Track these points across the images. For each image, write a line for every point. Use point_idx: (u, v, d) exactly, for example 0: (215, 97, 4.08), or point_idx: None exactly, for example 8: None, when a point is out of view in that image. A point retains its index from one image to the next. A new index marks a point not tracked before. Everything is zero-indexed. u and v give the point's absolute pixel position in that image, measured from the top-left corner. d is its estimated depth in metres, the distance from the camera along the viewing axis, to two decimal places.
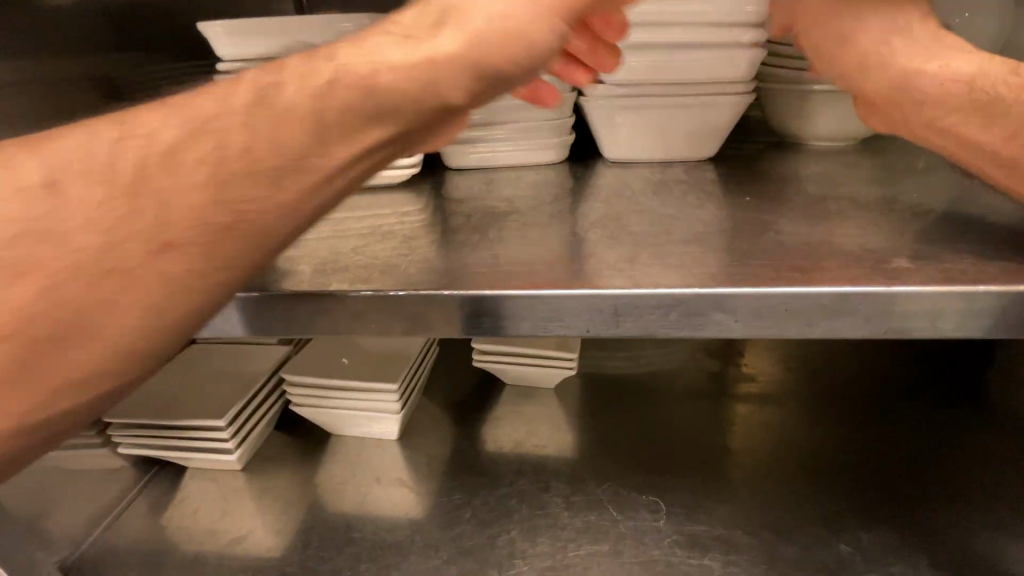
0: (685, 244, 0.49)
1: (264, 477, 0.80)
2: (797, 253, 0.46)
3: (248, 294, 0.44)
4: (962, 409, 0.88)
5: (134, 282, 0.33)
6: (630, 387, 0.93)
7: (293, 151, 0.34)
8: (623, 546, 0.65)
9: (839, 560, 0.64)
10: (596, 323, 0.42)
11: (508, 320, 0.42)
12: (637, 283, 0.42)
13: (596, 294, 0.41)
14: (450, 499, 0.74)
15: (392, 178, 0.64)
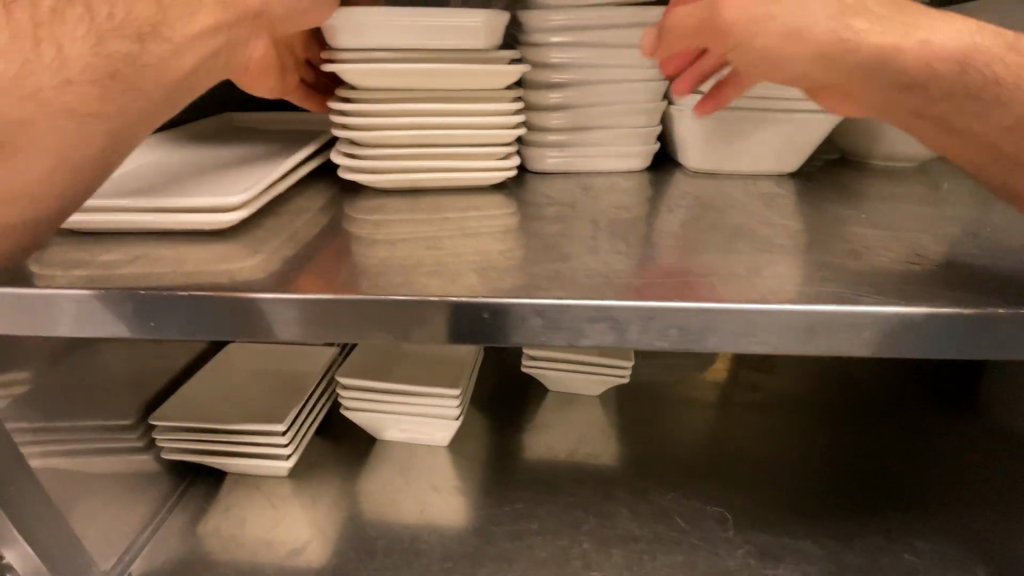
0: (804, 261, 0.49)
1: (313, 484, 0.77)
2: (917, 273, 0.47)
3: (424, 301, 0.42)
4: (966, 422, 0.89)
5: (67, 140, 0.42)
6: (649, 396, 0.93)
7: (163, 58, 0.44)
8: (697, 557, 0.66)
9: (904, 568, 0.65)
10: (787, 340, 0.42)
11: (700, 335, 0.42)
12: (782, 299, 0.42)
13: (797, 310, 0.41)
14: (512, 508, 0.73)
15: (478, 180, 0.62)
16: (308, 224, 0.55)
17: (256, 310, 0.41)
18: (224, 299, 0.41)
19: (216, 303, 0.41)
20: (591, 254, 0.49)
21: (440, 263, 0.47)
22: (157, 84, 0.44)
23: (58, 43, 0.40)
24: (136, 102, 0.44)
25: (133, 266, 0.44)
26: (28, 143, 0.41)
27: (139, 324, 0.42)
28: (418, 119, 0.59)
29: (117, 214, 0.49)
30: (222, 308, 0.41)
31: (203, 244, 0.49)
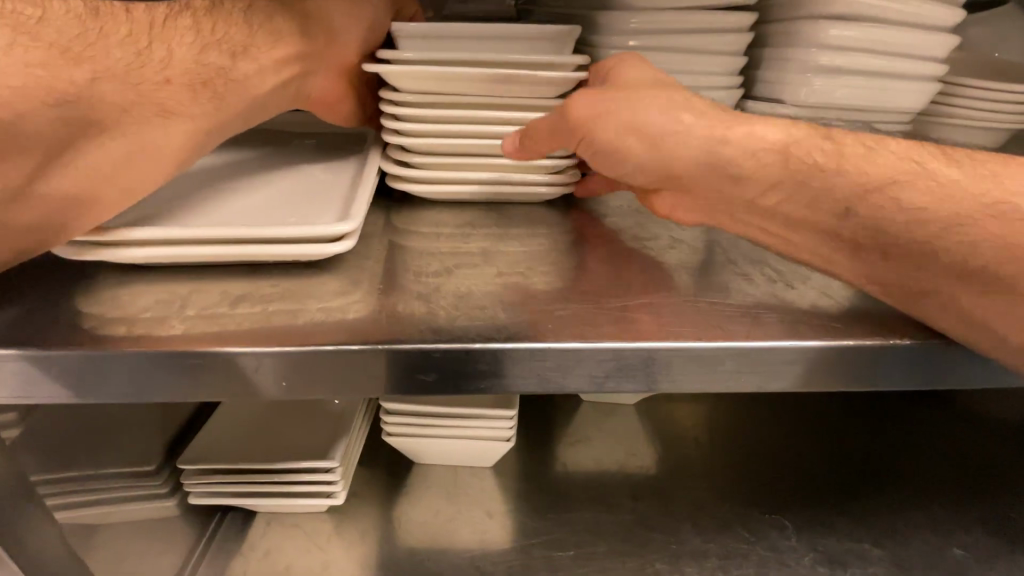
0: None
1: (355, 516, 0.71)
2: None
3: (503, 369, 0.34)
4: (962, 415, 0.87)
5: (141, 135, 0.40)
6: (657, 397, 0.90)
7: (258, 80, 0.48)
8: (768, 569, 0.66)
9: (958, 564, 0.66)
10: (924, 372, 0.41)
11: None
12: (919, 326, 0.41)
13: (937, 341, 0.40)
14: (574, 529, 0.70)
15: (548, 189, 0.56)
16: (376, 234, 0.47)
17: (264, 366, 0.31)
18: (196, 358, 0.31)
19: (192, 365, 0.31)
20: (719, 260, 0.43)
21: (555, 279, 0.38)
22: (240, 98, 0.47)
23: (168, 46, 0.42)
24: (220, 113, 0.45)
25: (215, 314, 0.33)
26: (123, 128, 0.39)
27: (112, 391, 0.31)
28: (476, 130, 0.52)
29: (170, 245, 0.37)
30: (191, 364, 0.31)
31: (301, 279, 0.37)
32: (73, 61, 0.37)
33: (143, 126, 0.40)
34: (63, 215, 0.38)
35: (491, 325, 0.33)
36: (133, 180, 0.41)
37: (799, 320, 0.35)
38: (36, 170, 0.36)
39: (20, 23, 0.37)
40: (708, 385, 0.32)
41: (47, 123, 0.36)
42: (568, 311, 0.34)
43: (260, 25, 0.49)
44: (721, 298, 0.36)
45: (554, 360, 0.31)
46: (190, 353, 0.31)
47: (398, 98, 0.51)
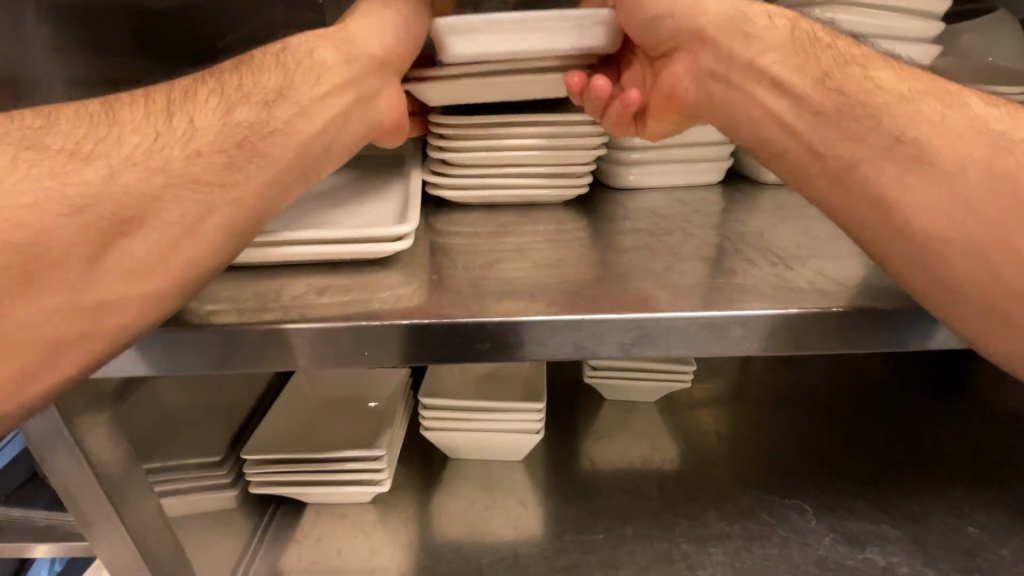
0: None
1: (397, 507, 0.76)
2: None
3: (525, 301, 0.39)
4: (979, 407, 0.90)
5: (164, 216, 0.37)
6: (676, 397, 0.94)
7: (290, 122, 0.43)
8: (789, 549, 0.69)
9: (974, 541, 0.69)
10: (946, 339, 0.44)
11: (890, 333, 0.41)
12: None
13: None
14: (602, 516, 0.74)
15: (566, 194, 0.62)
16: (422, 237, 0.53)
17: (340, 339, 0.38)
18: (307, 330, 0.37)
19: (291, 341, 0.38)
20: (731, 248, 0.48)
21: (581, 272, 0.44)
22: (284, 148, 0.42)
23: (192, 118, 0.41)
24: (261, 167, 0.41)
25: (308, 301, 0.40)
26: (154, 216, 0.37)
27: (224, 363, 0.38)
28: (514, 143, 0.58)
29: (256, 249, 0.43)
30: (302, 339, 0.38)
31: (368, 274, 0.44)
32: (84, 161, 0.37)
33: (168, 206, 0.38)
34: (119, 315, 0.36)
35: (530, 306, 0.38)
36: (180, 260, 0.38)
37: (804, 294, 0.40)
38: (67, 289, 0.34)
39: (33, 139, 0.37)
40: (721, 351, 0.37)
41: (58, 236, 0.34)
42: (596, 293, 0.40)
43: (297, 63, 0.47)
44: (731, 279, 0.41)
45: (587, 333, 0.37)
46: (299, 326, 0.38)
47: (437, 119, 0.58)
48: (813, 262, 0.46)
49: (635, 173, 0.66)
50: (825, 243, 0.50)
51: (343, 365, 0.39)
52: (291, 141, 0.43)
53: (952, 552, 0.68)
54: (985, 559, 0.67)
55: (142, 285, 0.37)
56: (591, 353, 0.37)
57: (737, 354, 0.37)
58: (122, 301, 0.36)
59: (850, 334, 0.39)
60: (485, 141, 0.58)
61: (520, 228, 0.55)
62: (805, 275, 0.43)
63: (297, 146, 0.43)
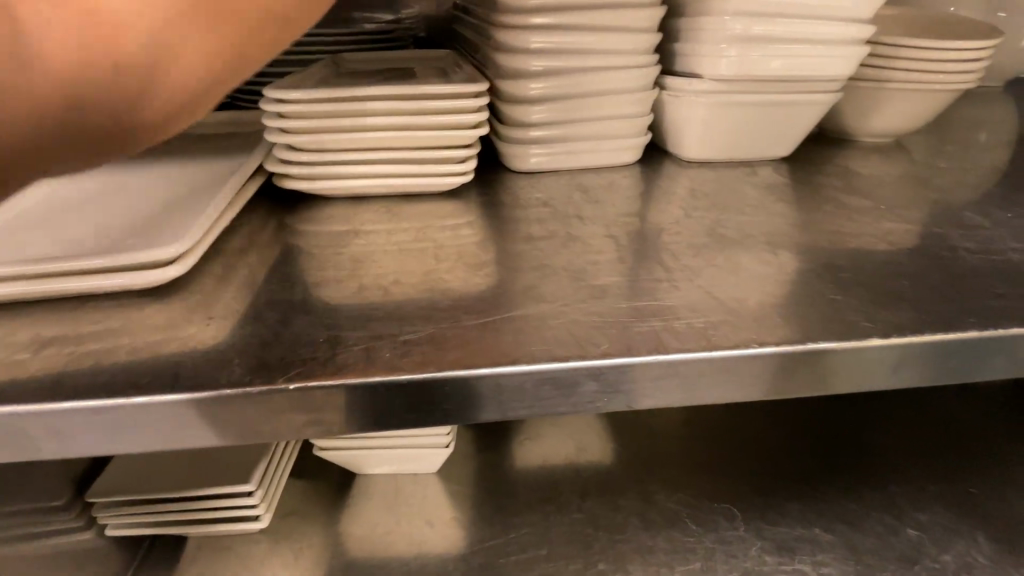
0: (847, 240, 0.43)
1: (290, 534, 0.67)
2: (985, 260, 0.40)
3: (306, 355, 0.29)
4: (917, 393, 0.88)
5: (164, 68, 0.25)
6: None
7: None
8: (714, 562, 0.64)
9: (910, 544, 0.65)
10: (925, 372, 0.32)
11: (823, 381, 0.31)
12: (896, 313, 0.33)
13: (932, 338, 0.31)
14: (518, 534, 0.67)
15: (441, 183, 0.51)
16: (249, 247, 0.42)
17: (57, 422, 0.26)
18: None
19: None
20: (622, 256, 0.38)
21: (418, 295, 0.34)
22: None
23: None
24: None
25: (13, 362, 0.29)
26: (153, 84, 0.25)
27: None
28: (375, 123, 0.47)
29: None
30: None
31: (126, 312, 0.33)
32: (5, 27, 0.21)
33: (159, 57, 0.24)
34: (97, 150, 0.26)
35: (321, 358, 0.28)
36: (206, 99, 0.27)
37: (696, 323, 0.30)
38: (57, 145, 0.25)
39: None
40: (575, 409, 0.28)
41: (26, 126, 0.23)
42: (424, 334, 0.30)
43: None
44: (610, 304, 0.32)
45: (398, 398, 0.27)
46: None
47: (277, 95, 0.46)
48: (717, 270, 0.36)
49: (535, 152, 0.56)
50: (741, 238, 0.42)
51: (47, 456, 0.27)
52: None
53: (888, 558, 0.64)
54: (922, 565, 0.63)
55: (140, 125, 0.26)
56: (407, 420, 0.28)
57: (594, 413, 0.29)
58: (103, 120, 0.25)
59: (752, 379, 0.29)
60: (339, 123, 0.47)
61: (378, 231, 0.44)
62: (704, 291, 0.34)
63: None
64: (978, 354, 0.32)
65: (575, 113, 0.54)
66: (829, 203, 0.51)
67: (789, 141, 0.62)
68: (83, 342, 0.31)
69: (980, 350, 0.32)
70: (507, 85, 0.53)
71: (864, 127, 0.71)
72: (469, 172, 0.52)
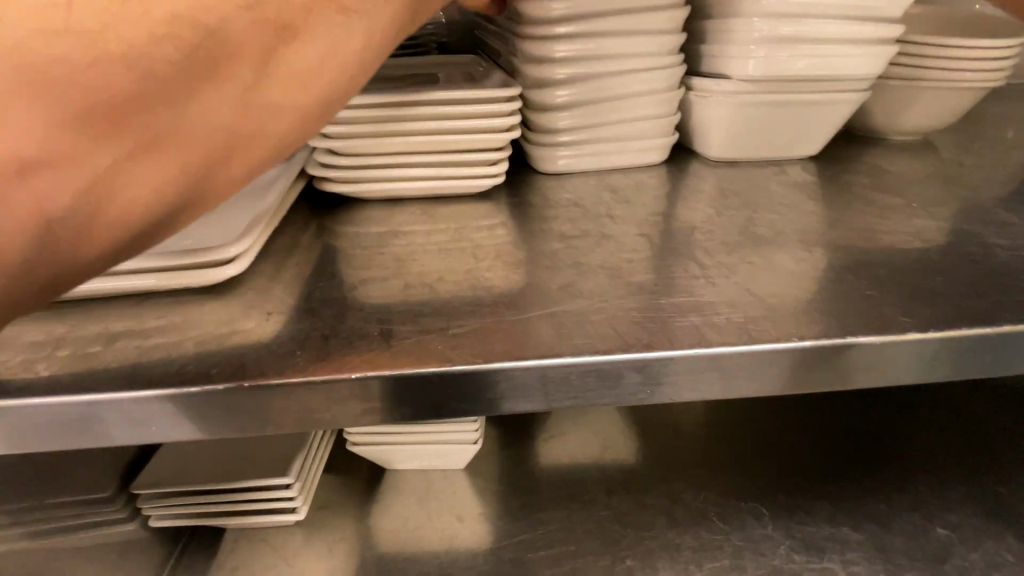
0: (879, 238, 0.43)
1: (323, 527, 0.69)
2: (1020, 256, 0.40)
3: (359, 348, 0.30)
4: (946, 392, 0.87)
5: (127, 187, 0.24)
6: None
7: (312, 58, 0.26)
8: (742, 560, 0.64)
9: (941, 544, 0.65)
10: (962, 366, 0.32)
11: (860, 375, 0.31)
12: (931, 308, 0.33)
13: (969, 332, 0.31)
14: (545, 530, 0.68)
15: (474, 184, 0.52)
16: (294, 248, 0.44)
17: (130, 410, 0.28)
18: (61, 406, 0.28)
19: (73, 416, 0.28)
20: (655, 254, 0.39)
21: (460, 293, 0.35)
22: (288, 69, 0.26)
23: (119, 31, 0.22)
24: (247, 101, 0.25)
25: (88, 354, 0.31)
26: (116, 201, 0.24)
27: None
28: (410, 127, 0.49)
29: None
30: (67, 418, 0.28)
31: (187, 308, 0.35)
32: None
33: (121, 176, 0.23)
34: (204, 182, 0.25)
35: (374, 350, 0.30)
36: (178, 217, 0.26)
37: (733, 318, 0.31)
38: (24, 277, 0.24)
39: None
40: (617, 401, 0.29)
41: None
42: (470, 328, 0.31)
43: None
44: (648, 301, 0.33)
45: (447, 389, 0.29)
46: (68, 398, 0.28)
47: None
48: (750, 267, 0.37)
49: (563, 155, 0.57)
50: (772, 237, 0.42)
51: (119, 443, 0.29)
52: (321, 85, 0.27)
53: (919, 558, 0.63)
54: (953, 565, 0.63)
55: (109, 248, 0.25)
56: (457, 409, 0.29)
57: (634, 405, 0.29)
58: (175, 140, 0.24)
59: (790, 372, 0.30)
60: (377, 128, 0.49)
61: (415, 231, 0.46)
62: (739, 287, 0.35)
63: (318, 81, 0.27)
64: (1015, 348, 0.32)
65: (603, 115, 0.55)
66: (858, 201, 0.51)
67: (816, 140, 0.62)
68: (149, 337, 0.32)
69: (1017, 344, 0.32)
70: (536, 88, 0.54)
71: (891, 125, 0.71)
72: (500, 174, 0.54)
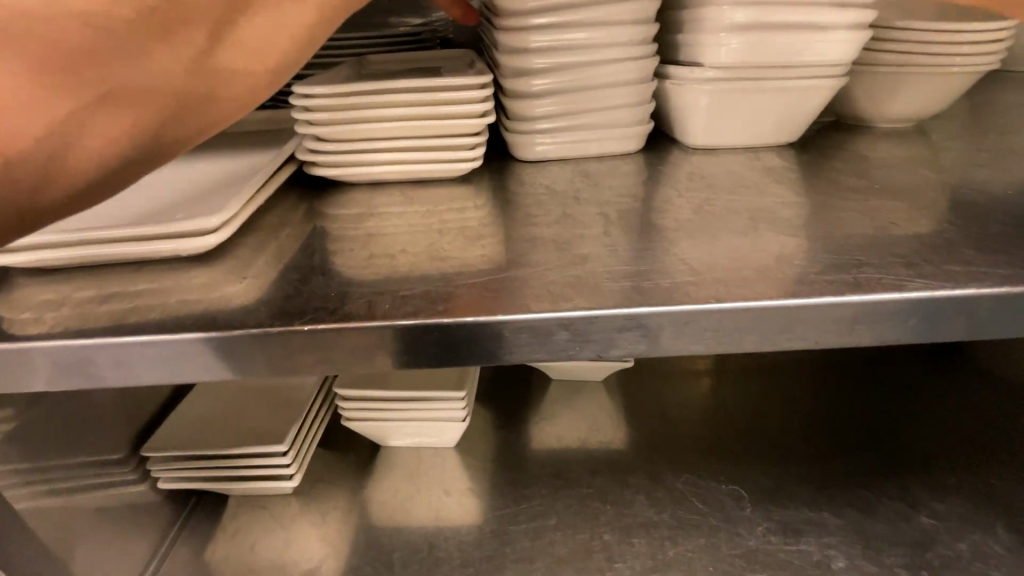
0: (833, 217, 0.44)
1: (319, 496, 0.73)
2: (972, 235, 0.41)
3: (320, 307, 0.33)
4: (938, 383, 0.87)
5: (74, 135, 0.27)
6: (628, 374, 0.91)
7: (247, 41, 0.30)
8: (718, 540, 0.65)
9: (923, 533, 0.65)
10: (890, 333, 0.34)
11: (785, 339, 0.33)
12: (866, 280, 0.35)
13: (893, 301, 0.33)
14: (527, 506, 0.71)
15: (453, 168, 0.55)
16: (279, 225, 0.48)
17: (116, 354, 0.32)
18: (59, 348, 0.32)
19: (68, 359, 0.32)
20: (609, 230, 0.42)
21: (421, 263, 0.38)
22: (224, 45, 0.29)
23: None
24: (184, 69, 0.29)
25: (84, 310, 0.35)
26: (65, 149, 0.27)
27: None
28: (390, 114, 0.52)
29: (57, 248, 0.39)
30: (63, 360, 0.32)
31: (175, 274, 0.39)
32: None
33: (72, 126, 0.27)
34: (157, 134, 0.29)
35: (331, 309, 0.33)
36: (122, 172, 0.29)
37: (664, 285, 0.34)
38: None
39: None
40: (549, 357, 0.32)
41: None
42: (421, 292, 0.34)
43: None
44: (588, 270, 0.35)
45: (394, 343, 0.32)
46: (63, 343, 0.32)
47: (306, 92, 0.52)
48: (696, 243, 0.39)
49: (543, 142, 0.60)
50: (726, 216, 0.44)
51: (107, 384, 0.33)
52: (253, 64, 0.30)
53: (899, 544, 0.64)
54: (934, 553, 0.63)
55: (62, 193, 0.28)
56: (404, 362, 0.32)
57: (566, 361, 0.32)
58: (132, 93, 0.28)
59: (715, 335, 0.32)
60: (362, 116, 0.52)
61: (392, 212, 0.49)
62: (679, 260, 0.37)
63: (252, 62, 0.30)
64: (941, 316, 0.34)
65: (579, 102, 0.58)
66: (827, 185, 0.52)
67: (796, 125, 0.63)
68: (138, 296, 0.36)
69: (943, 314, 0.34)
70: (514, 80, 0.57)
71: (877, 114, 0.71)
72: (479, 159, 0.56)
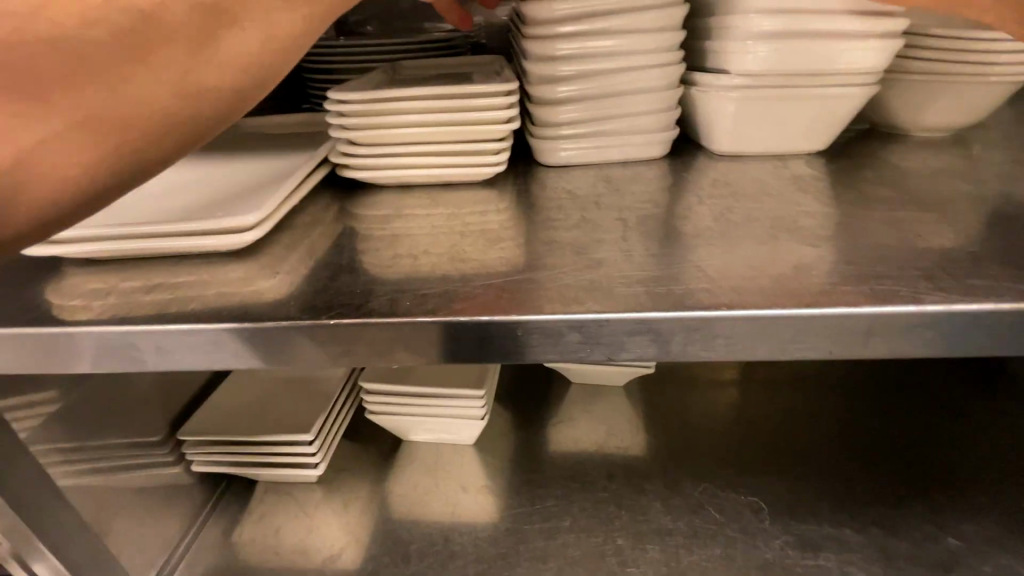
0: (858, 227, 0.44)
1: (342, 486, 0.75)
2: (1004, 248, 0.40)
3: (344, 303, 0.35)
4: (976, 402, 0.83)
5: (68, 147, 0.31)
6: (648, 380, 0.91)
7: (227, 58, 0.33)
8: (733, 550, 0.65)
9: (950, 554, 0.63)
10: (906, 346, 0.33)
11: (796, 348, 0.33)
12: (885, 292, 0.34)
13: (910, 313, 0.32)
14: (542, 506, 0.71)
15: (477, 172, 0.57)
16: (311, 224, 0.50)
17: (160, 339, 0.35)
18: (110, 333, 0.35)
19: (118, 342, 0.35)
20: (627, 235, 0.42)
21: (442, 263, 0.40)
22: (203, 64, 0.33)
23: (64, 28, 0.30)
24: (169, 86, 0.32)
25: (132, 299, 0.38)
26: (59, 160, 0.31)
27: (54, 363, 0.37)
28: (417, 119, 0.54)
29: (110, 240, 0.42)
30: (113, 343, 0.35)
31: (214, 267, 0.42)
32: None
33: (66, 139, 0.31)
34: (145, 146, 0.33)
35: (355, 304, 0.35)
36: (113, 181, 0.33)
37: (677, 291, 0.34)
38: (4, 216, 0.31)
39: None
40: (561, 357, 0.33)
41: None
42: (440, 291, 0.36)
43: None
44: (603, 274, 0.36)
45: (412, 339, 0.33)
46: (114, 328, 0.35)
47: (339, 98, 0.54)
48: (714, 250, 0.39)
49: (567, 147, 0.61)
50: (748, 224, 0.44)
51: (151, 368, 0.36)
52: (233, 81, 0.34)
53: (924, 565, 0.62)
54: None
55: (60, 202, 0.32)
56: (421, 357, 0.34)
57: (577, 362, 0.33)
58: (123, 108, 0.31)
59: (725, 341, 0.32)
60: (391, 121, 0.54)
61: (416, 214, 0.51)
62: (695, 266, 0.37)
63: (230, 78, 0.34)
64: (961, 330, 0.33)
65: (603, 109, 0.58)
66: (854, 195, 0.51)
67: (825, 134, 0.62)
68: (181, 287, 0.39)
69: (965, 328, 0.33)
70: (539, 87, 0.58)
71: (915, 122, 0.69)
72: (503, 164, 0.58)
